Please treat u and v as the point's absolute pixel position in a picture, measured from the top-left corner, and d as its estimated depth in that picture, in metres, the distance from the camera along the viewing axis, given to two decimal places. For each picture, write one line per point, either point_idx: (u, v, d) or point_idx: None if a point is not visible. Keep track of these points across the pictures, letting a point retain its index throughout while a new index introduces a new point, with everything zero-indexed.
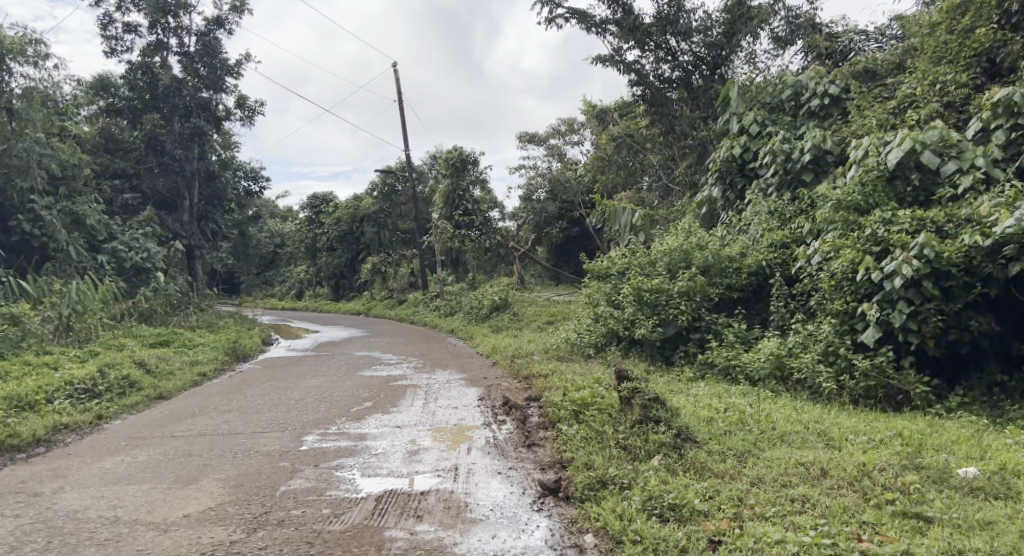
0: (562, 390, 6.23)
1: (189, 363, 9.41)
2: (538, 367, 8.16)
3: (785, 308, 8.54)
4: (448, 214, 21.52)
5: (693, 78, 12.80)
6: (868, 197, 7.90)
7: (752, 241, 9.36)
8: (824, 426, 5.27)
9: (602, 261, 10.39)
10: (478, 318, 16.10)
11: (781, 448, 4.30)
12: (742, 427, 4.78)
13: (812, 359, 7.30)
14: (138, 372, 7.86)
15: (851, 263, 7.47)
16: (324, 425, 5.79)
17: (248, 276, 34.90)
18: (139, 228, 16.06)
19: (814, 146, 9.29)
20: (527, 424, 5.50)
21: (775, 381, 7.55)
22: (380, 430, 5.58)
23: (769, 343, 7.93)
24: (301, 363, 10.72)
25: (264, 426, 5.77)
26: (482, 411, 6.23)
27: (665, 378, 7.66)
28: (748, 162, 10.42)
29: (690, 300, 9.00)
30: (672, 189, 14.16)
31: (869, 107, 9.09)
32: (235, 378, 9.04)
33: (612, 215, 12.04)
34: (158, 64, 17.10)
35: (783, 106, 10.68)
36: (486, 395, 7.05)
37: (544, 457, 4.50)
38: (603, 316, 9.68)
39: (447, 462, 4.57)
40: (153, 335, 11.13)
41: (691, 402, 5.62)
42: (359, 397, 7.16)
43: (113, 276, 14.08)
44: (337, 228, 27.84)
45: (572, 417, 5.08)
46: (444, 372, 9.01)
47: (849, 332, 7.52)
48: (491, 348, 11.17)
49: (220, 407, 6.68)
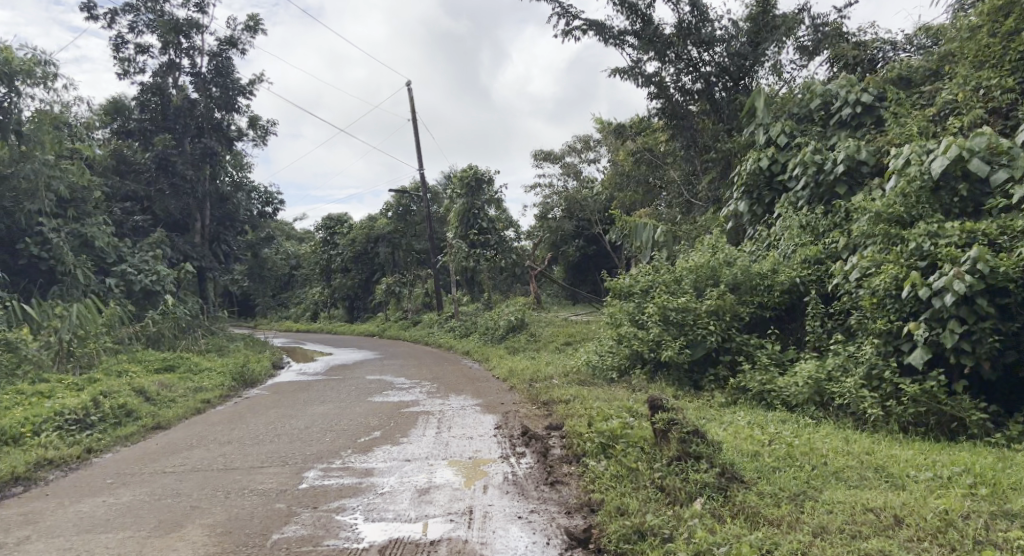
0: (586, 419, 5.73)
1: (192, 389, 9.03)
2: (558, 393, 7.68)
3: (821, 328, 7.98)
4: (463, 233, 21.22)
5: (716, 90, 12.42)
6: (911, 208, 7.39)
7: (783, 256, 8.84)
8: (883, 461, 4.72)
9: (624, 279, 9.93)
10: (494, 339, 15.64)
11: (844, 490, 3.76)
12: (792, 462, 4.25)
13: (856, 385, 6.74)
14: (136, 400, 7.48)
15: (894, 278, 6.93)
16: (328, 459, 5.34)
17: (264, 298, 34.84)
18: (149, 250, 15.88)
19: (848, 156, 8.79)
20: (548, 459, 5.00)
21: (815, 407, 6.99)
22: (388, 464, 5.11)
23: (806, 366, 7.37)
24: (311, 388, 10.29)
25: (264, 460, 5.33)
26: (498, 442, 5.74)
27: (695, 405, 7.13)
28: (777, 175, 9.97)
29: (719, 319, 8.49)
30: (695, 205, 13.67)
31: (907, 115, 8.61)
32: (241, 405, 8.64)
33: (633, 231, 11.58)
34: (171, 86, 17.09)
35: (811, 116, 10.24)
36: (503, 424, 6.56)
37: (570, 499, 4.01)
38: (627, 337, 9.17)
39: (460, 503, 4.08)
40: (158, 359, 10.80)
41: (731, 432, 5.10)
42: (368, 426, 6.70)
43: (123, 299, 13.85)
44: (352, 249, 27.65)
45: (600, 452, 4.58)
46: (459, 397, 8.53)
47: (894, 353, 6.96)
48: (508, 371, 10.68)
49: (219, 438, 6.26)
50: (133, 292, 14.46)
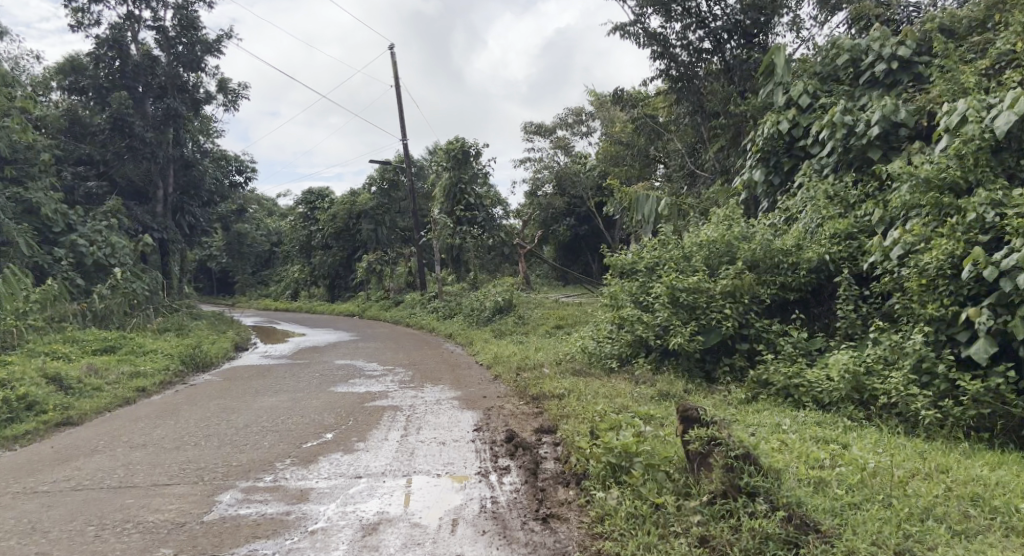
0: (590, 423, 4.60)
1: (127, 374, 7.82)
2: (550, 385, 6.59)
3: (855, 314, 6.85)
4: (449, 209, 19.94)
5: (728, 48, 11.27)
6: (967, 172, 6.26)
7: (807, 231, 7.73)
8: (976, 486, 3.64)
9: (625, 254, 8.79)
10: (479, 321, 14.52)
11: (963, 545, 2.67)
12: (872, 490, 3.17)
13: (905, 380, 5.64)
14: (47, 389, 6.32)
15: (948, 255, 5.86)
16: (256, 473, 4.17)
17: (243, 275, 33.45)
18: (103, 219, 14.52)
19: (884, 117, 7.67)
20: (540, 479, 3.87)
21: (854, 407, 5.88)
22: (332, 484, 3.95)
23: (842, 357, 6.26)
24: (269, 374, 9.07)
25: (175, 474, 4.13)
26: (476, 451, 4.58)
27: (713, 404, 6.02)
28: (798, 140, 8.89)
29: (736, 301, 7.38)
30: (699, 177, 12.52)
31: (954, 67, 7.47)
32: (181, 394, 7.45)
33: (633, 203, 10.33)
34: (130, 40, 15.57)
35: (836, 75, 9.14)
36: (484, 425, 5.42)
37: (568, 548, 2.90)
38: (629, 320, 8.02)
39: (416, 553, 2.95)
40: (97, 339, 9.55)
41: (774, 445, 3.96)
42: (319, 427, 5.52)
43: (70, 272, 12.51)
44: (332, 225, 26.32)
45: (610, 475, 3.45)
46: (435, 389, 7.36)
47: (946, 344, 5.90)
48: (493, 357, 9.58)
49: (132, 441, 5.04)
50: (83, 265, 13.15)
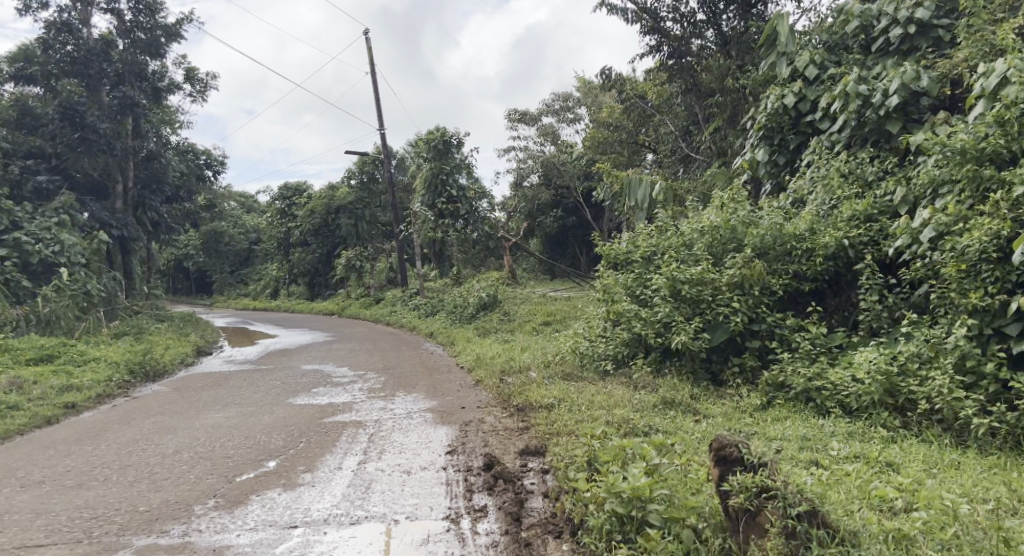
0: (586, 448, 3.73)
1: (56, 389, 6.86)
2: (537, 395, 5.73)
3: (879, 306, 6.05)
4: (430, 201, 18.92)
5: (723, 19, 10.39)
6: (1010, 140, 5.45)
7: (819, 213, 6.93)
8: None
9: (619, 244, 7.94)
10: (462, 320, 13.59)
11: None
12: (973, 548, 2.36)
13: (949, 382, 4.83)
14: None
15: (993, 236, 5.06)
16: (163, 524, 3.27)
17: (221, 275, 32.20)
18: (52, 215, 13.40)
19: (903, 86, 6.86)
20: (523, 529, 3.04)
21: (888, 413, 5.04)
22: (258, 537, 3.08)
23: (869, 355, 5.45)
24: (225, 383, 8.14)
25: (57, 528, 3.24)
26: (446, 485, 3.72)
27: (725, 414, 5.20)
28: (804, 115, 8.08)
29: (745, 293, 6.57)
30: (694, 161, 11.71)
31: (982, 29, 6.67)
32: (115, 410, 6.51)
33: (625, 188, 9.47)
34: (81, 23, 14.43)
35: (845, 44, 8.32)
36: (459, 446, 4.56)
37: None
38: (624, 318, 7.14)
39: None
40: (32, 347, 8.56)
41: (823, 481, 3.10)
42: (261, 453, 4.61)
43: (13, 274, 11.39)
44: (310, 220, 25.21)
45: (616, 532, 2.68)
46: (406, 399, 6.46)
47: (993, 338, 5.10)
48: (475, 359, 8.72)
49: (25, 478, 4.13)
50: (29, 266, 11.99)
